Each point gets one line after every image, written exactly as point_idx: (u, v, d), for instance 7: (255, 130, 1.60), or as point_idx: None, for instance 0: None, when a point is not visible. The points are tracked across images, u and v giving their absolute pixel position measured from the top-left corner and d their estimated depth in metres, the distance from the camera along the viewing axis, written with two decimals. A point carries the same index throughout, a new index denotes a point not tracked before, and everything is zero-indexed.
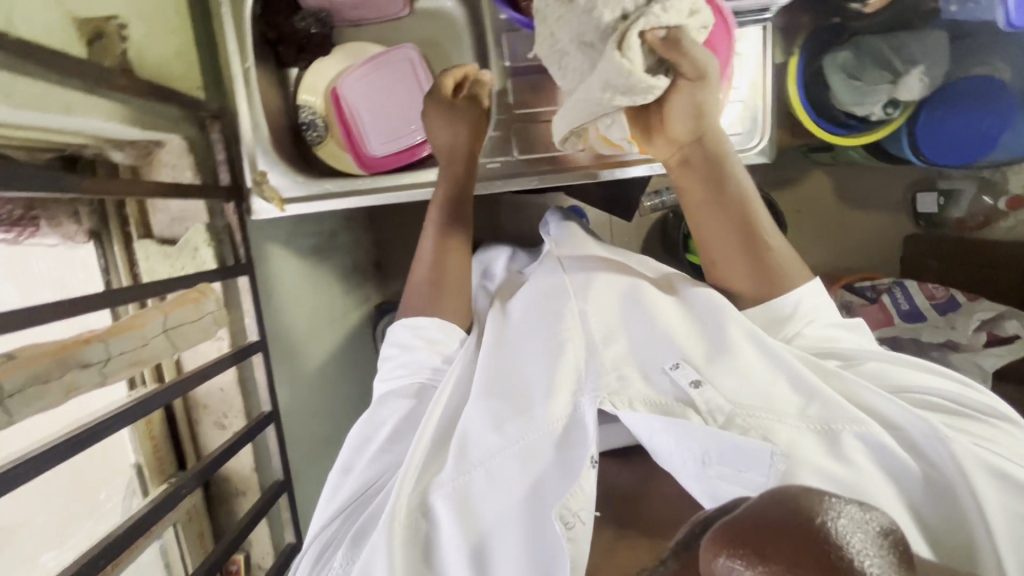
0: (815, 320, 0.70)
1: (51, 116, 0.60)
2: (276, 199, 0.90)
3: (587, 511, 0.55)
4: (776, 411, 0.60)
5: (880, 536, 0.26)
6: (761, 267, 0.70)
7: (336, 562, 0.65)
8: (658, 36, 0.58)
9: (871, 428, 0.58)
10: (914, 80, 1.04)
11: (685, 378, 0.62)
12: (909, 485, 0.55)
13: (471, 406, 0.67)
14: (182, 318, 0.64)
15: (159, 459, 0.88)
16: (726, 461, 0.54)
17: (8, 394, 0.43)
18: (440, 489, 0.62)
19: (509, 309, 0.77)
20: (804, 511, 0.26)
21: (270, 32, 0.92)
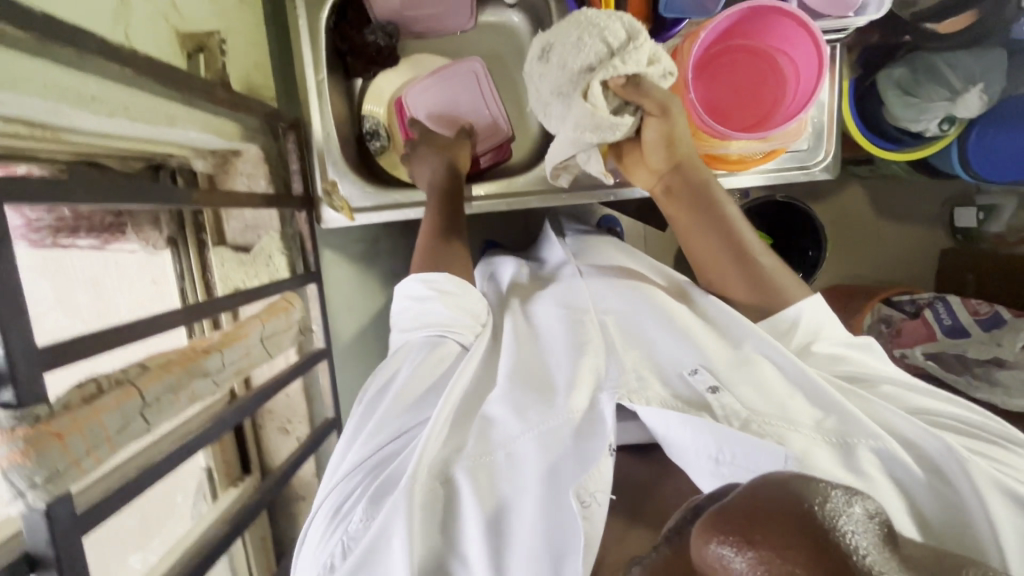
0: (823, 336, 0.66)
1: (158, 128, 0.62)
2: (346, 209, 0.90)
3: (604, 492, 0.50)
4: (793, 420, 0.55)
5: (871, 522, 0.26)
6: (758, 285, 0.69)
7: (356, 516, 0.54)
8: (620, 82, 0.64)
9: (893, 446, 0.52)
10: (976, 97, 0.95)
11: (703, 384, 0.58)
12: (924, 503, 0.50)
13: (495, 394, 0.62)
14: (276, 328, 0.67)
15: (226, 462, 0.90)
16: (739, 458, 0.50)
17: (150, 402, 0.47)
18: (462, 459, 0.55)
19: (533, 312, 0.75)
20: (794, 497, 0.26)
21: (342, 43, 0.92)
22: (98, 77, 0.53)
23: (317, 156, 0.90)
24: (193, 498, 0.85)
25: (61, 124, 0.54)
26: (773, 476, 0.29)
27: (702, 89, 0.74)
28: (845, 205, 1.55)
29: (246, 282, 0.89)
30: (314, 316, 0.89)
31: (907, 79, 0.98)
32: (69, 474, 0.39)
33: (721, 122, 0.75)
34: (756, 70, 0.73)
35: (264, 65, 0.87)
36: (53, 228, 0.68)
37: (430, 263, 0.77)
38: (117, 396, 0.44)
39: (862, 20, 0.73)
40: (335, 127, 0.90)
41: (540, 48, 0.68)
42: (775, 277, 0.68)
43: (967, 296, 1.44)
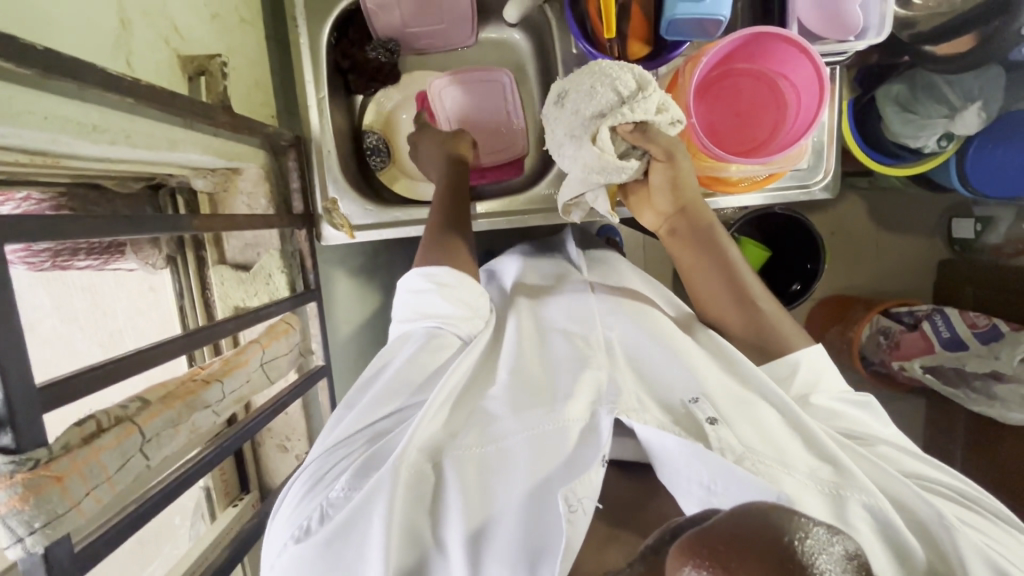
0: (822, 388, 0.67)
1: (159, 152, 0.62)
2: (346, 226, 0.90)
3: (591, 500, 0.49)
4: (787, 463, 0.55)
5: (844, 556, 0.30)
6: (757, 330, 0.69)
7: (339, 484, 0.56)
8: (628, 128, 0.65)
9: (885, 507, 0.52)
10: (972, 114, 0.96)
11: (704, 413, 0.56)
12: (910, 566, 0.50)
13: (497, 386, 0.63)
14: (276, 352, 0.67)
15: (225, 482, 0.89)
16: (732, 493, 0.50)
17: (149, 438, 0.47)
18: (456, 453, 0.56)
19: (543, 311, 0.74)
20: (773, 529, 0.30)
21: (343, 60, 0.91)
22: (100, 106, 0.52)
23: (318, 173, 0.90)
24: (191, 519, 0.86)
25: (61, 152, 0.54)
26: (755, 506, 0.33)
27: (704, 111, 0.74)
28: (844, 217, 1.55)
29: (246, 301, 0.88)
30: (314, 333, 0.88)
31: (906, 95, 0.99)
32: (70, 518, 0.39)
33: (722, 144, 0.75)
34: (757, 94, 0.74)
35: (264, 83, 0.87)
36: (52, 252, 0.70)
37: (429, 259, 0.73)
38: (117, 435, 0.44)
39: (861, 45, 0.73)
40: (335, 144, 0.90)
41: (557, 92, 0.70)
42: (776, 326, 0.68)
43: (964, 308, 1.45)
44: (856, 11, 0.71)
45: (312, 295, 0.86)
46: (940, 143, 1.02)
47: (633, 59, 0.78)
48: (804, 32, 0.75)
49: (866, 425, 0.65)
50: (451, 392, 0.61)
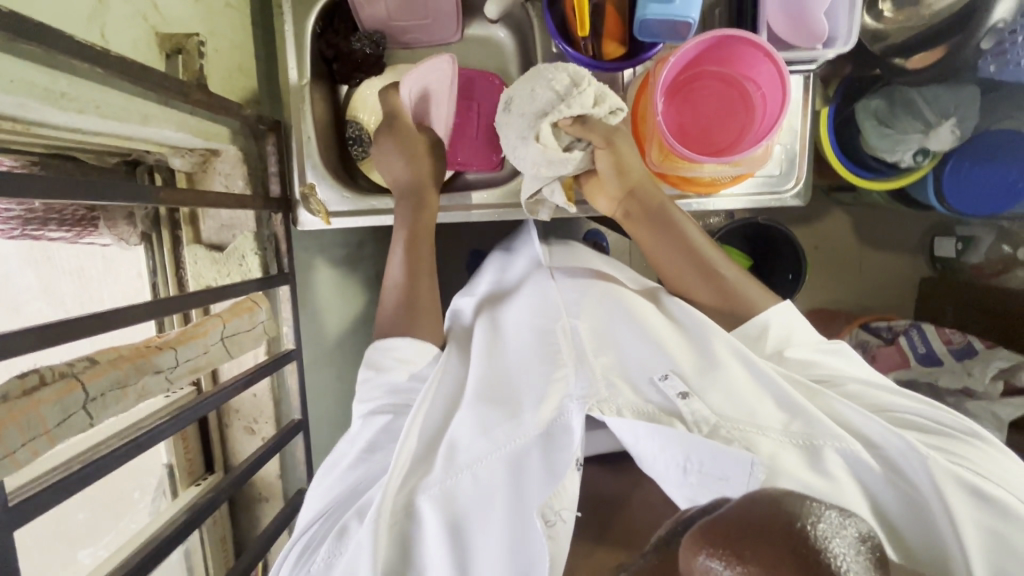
0: (793, 340, 0.68)
1: (130, 126, 0.63)
2: (323, 212, 0.91)
3: (569, 510, 0.53)
4: (758, 423, 0.58)
5: (859, 544, 0.30)
6: (725, 304, 0.71)
7: (320, 554, 0.61)
8: (567, 121, 0.69)
9: (853, 446, 0.56)
10: (947, 132, 0.97)
11: (673, 389, 0.59)
12: (890, 498, 0.54)
13: (464, 409, 0.65)
14: (238, 328, 0.68)
15: (189, 460, 0.89)
16: (708, 466, 0.53)
17: (93, 397, 0.48)
18: (427, 490, 0.59)
19: (500, 318, 0.76)
20: (787, 517, 0.30)
21: (327, 49, 0.93)
22: (67, 74, 0.53)
23: (298, 159, 0.91)
24: (152, 495, 0.86)
25: (30, 118, 0.55)
26: (765, 494, 0.33)
27: (674, 113, 0.76)
28: (826, 230, 1.56)
29: (218, 280, 0.89)
30: (285, 316, 0.89)
31: (884, 110, 1.00)
32: (4, 465, 0.40)
33: (692, 145, 0.76)
34: (727, 98, 0.75)
35: (248, 66, 0.88)
36: (22, 219, 0.70)
37: (394, 314, 0.78)
38: (59, 389, 0.45)
39: (829, 52, 0.75)
40: (315, 131, 0.91)
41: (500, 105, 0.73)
42: (743, 292, 0.70)
43: (944, 325, 1.47)
44: (823, 20, 0.73)
45: (285, 279, 0.86)
46: (917, 159, 1.02)
47: (608, 59, 0.80)
48: (774, 38, 0.77)
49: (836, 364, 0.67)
50: (419, 431, 0.65)
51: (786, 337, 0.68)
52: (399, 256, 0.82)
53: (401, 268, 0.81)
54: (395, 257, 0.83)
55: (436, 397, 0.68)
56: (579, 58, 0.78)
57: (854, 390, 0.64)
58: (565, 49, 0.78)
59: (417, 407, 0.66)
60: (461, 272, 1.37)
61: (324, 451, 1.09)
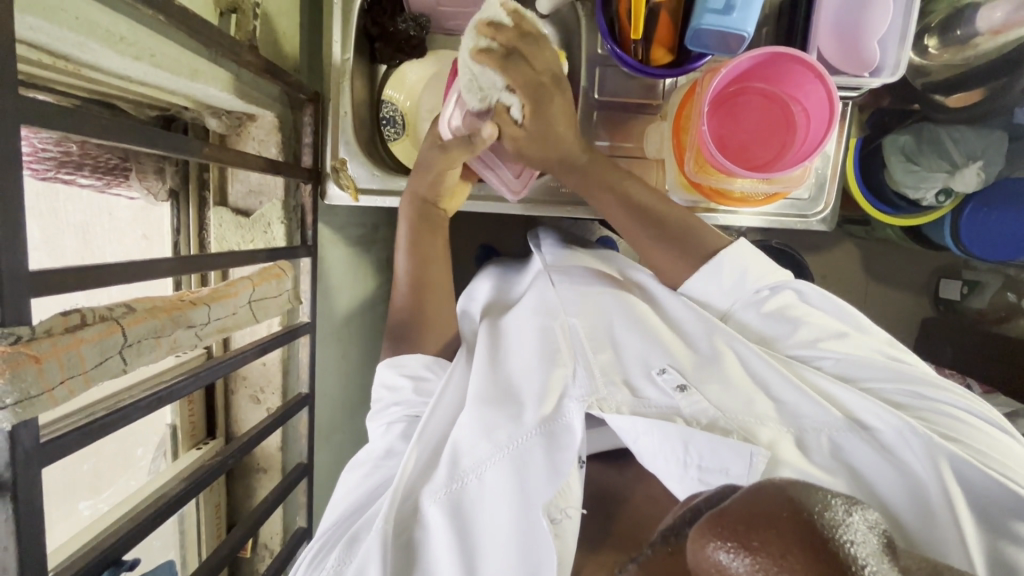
0: (772, 297, 0.71)
1: (180, 79, 0.63)
2: (352, 188, 0.91)
3: (574, 508, 0.56)
4: (759, 415, 0.61)
5: (872, 533, 0.27)
6: (683, 248, 0.74)
7: (329, 563, 0.62)
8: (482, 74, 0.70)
9: (846, 430, 0.60)
10: (972, 175, 0.98)
11: (671, 383, 0.63)
12: (892, 486, 0.56)
13: (467, 412, 0.65)
14: (266, 293, 0.67)
15: (192, 423, 0.88)
16: (708, 460, 0.55)
17: (130, 342, 0.48)
18: (433, 493, 0.62)
19: (501, 324, 0.78)
20: (791, 504, 0.27)
21: (372, 28, 0.93)
22: (129, 19, 0.53)
23: (332, 134, 0.91)
24: (153, 454, 0.86)
25: (84, 60, 0.55)
26: (769, 483, 0.30)
27: (717, 124, 0.76)
28: (836, 261, 1.57)
29: (241, 245, 0.88)
30: (304, 288, 0.88)
31: (912, 147, 1.00)
32: (41, 401, 0.39)
33: (732, 158, 0.77)
34: (770, 114, 0.76)
35: (293, 34, 0.88)
36: (57, 161, 0.70)
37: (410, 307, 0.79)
38: (99, 331, 0.45)
39: (874, 81, 0.76)
40: (352, 107, 0.91)
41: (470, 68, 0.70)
42: (698, 238, 0.74)
43: (941, 366, 1.47)
44: (873, 48, 0.73)
45: (309, 251, 0.86)
46: (938, 199, 1.03)
47: (655, 64, 0.81)
48: (822, 61, 0.77)
49: (831, 324, 0.69)
50: (422, 439, 0.66)
51: (736, 279, 0.72)
52: (403, 250, 0.81)
53: (407, 264, 0.81)
54: (399, 250, 0.82)
55: (445, 397, 0.69)
56: (627, 61, 0.78)
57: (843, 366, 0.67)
58: (614, 49, 0.78)
59: (421, 425, 0.66)
60: (472, 265, 1.37)
61: (324, 429, 1.08)
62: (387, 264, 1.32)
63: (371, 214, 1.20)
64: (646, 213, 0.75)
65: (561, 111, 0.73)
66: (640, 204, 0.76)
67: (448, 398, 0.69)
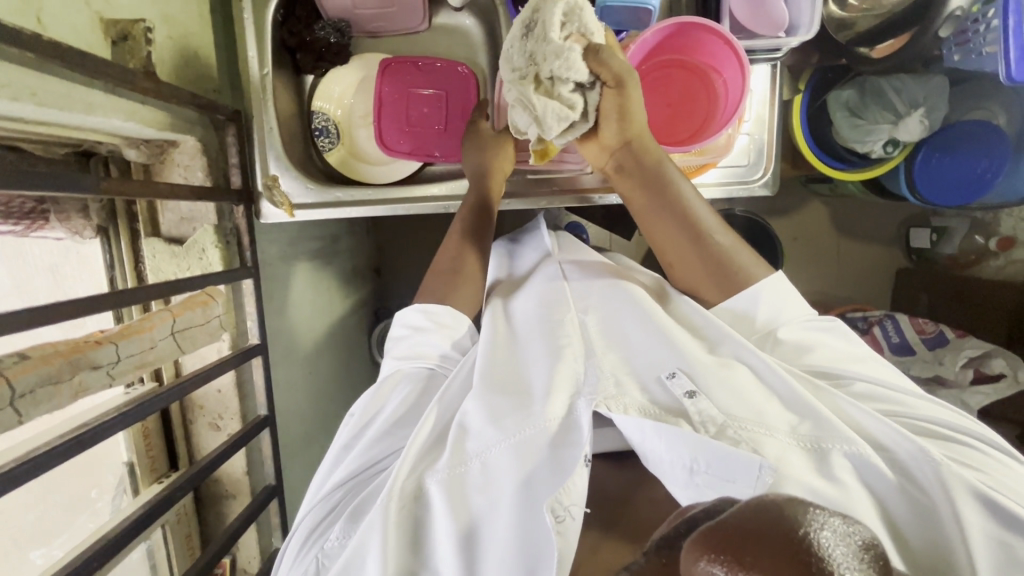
0: (792, 320, 0.68)
1: (74, 114, 0.61)
2: (286, 205, 0.90)
3: (578, 505, 0.53)
4: (768, 426, 0.58)
5: (861, 550, 0.26)
6: (721, 269, 0.70)
7: (332, 535, 0.61)
8: (580, 40, 0.67)
9: (865, 450, 0.55)
10: (915, 122, 0.97)
11: (681, 388, 0.60)
12: (901, 508, 0.53)
13: (473, 397, 0.64)
14: (191, 322, 0.66)
15: (151, 457, 0.88)
16: (716, 468, 0.53)
17: (21, 394, 0.46)
18: (435, 474, 0.59)
19: (511, 310, 0.77)
20: (786, 519, 0.27)
21: (291, 39, 0.92)
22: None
23: (259, 150, 0.90)
24: (113, 493, 0.85)
25: None
26: (770, 496, 0.30)
27: None
28: (803, 222, 1.57)
29: (177, 274, 0.87)
30: (250, 311, 0.88)
31: (855, 100, 1.01)
32: None
33: (659, 137, 0.77)
34: (689, 87, 0.75)
35: (207, 53, 0.86)
36: None
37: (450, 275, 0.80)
38: None
39: (792, 40, 0.74)
40: (278, 122, 0.89)
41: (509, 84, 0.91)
42: (736, 262, 0.70)
43: (917, 314, 1.48)
44: (781, 7, 0.72)
45: (248, 273, 0.85)
46: (887, 151, 1.02)
47: None
48: (736, 27, 0.77)
49: (836, 347, 0.68)
50: (435, 418, 0.65)
51: (775, 313, 0.68)
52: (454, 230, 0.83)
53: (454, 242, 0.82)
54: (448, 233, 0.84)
55: (455, 385, 0.68)
56: None
57: (861, 389, 0.63)
58: None
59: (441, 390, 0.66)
60: None
61: (296, 446, 1.07)
62: (351, 274, 1.30)
63: (324, 226, 1.19)
64: (689, 222, 0.71)
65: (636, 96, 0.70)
66: (697, 222, 0.71)
67: (456, 387, 0.68)
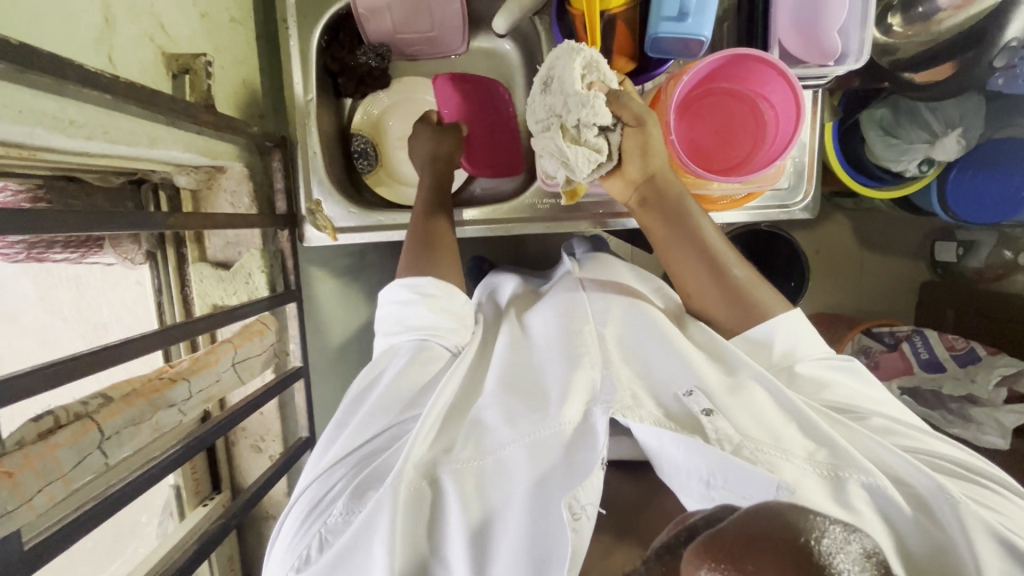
0: (812, 357, 0.67)
1: (138, 149, 0.62)
2: (329, 228, 0.90)
3: (593, 505, 0.51)
4: (785, 449, 0.55)
5: (849, 551, 0.33)
6: (737, 298, 0.69)
7: (336, 509, 0.56)
8: (604, 86, 0.67)
9: (880, 481, 0.53)
10: (953, 142, 0.97)
11: (699, 405, 0.58)
12: (914, 538, 0.51)
13: (491, 399, 0.63)
14: (250, 353, 0.67)
15: (196, 480, 0.89)
16: (731, 483, 0.49)
17: (108, 436, 0.48)
18: (450, 465, 0.57)
19: (528, 326, 0.75)
20: (783, 528, 0.34)
21: (333, 64, 0.92)
22: (77, 101, 0.52)
23: (303, 175, 0.90)
24: (160, 517, 0.86)
25: (38, 146, 0.54)
26: (766, 507, 0.37)
27: (686, 128, 0.76)
28: (829, 238, 1.56)
29: (223, 299, 0.88)
30: (293, 334, 0.88)
31: (889, 119, 1.00)
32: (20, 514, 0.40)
33: (705, 163, 0.76)
34: (739, 116, 0.75)
35: (253, 79, 0.87)
36: (27, 243, 0.69)
37: (415, 262, 0.75)
38: (74, 432, 0.45)
39: (840, 69, 0.75)
40: (321, 145, 0.90)
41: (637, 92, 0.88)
42: (753, 292, 0.69)
43: (943, 331, 1.47)
44: (833, 38, 0.73)
45: (292, 297, 0.86)
46: (921, 169, 1.02)
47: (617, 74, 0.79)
48: (784, 54, 0.77)
49: (852, 385, 0.66)
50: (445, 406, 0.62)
51: (796, 343, 0.67)
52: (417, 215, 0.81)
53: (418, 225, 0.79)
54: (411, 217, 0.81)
55: (465, 390, 0.66)
56: None
57: (879, 425, 0.62)
58: None
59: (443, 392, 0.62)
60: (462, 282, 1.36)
61: None
62: None
63: None
64: (708, 250, 0.70)
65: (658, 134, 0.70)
66: (713, 250, 0.70)
67: (468, 392, 0.66)
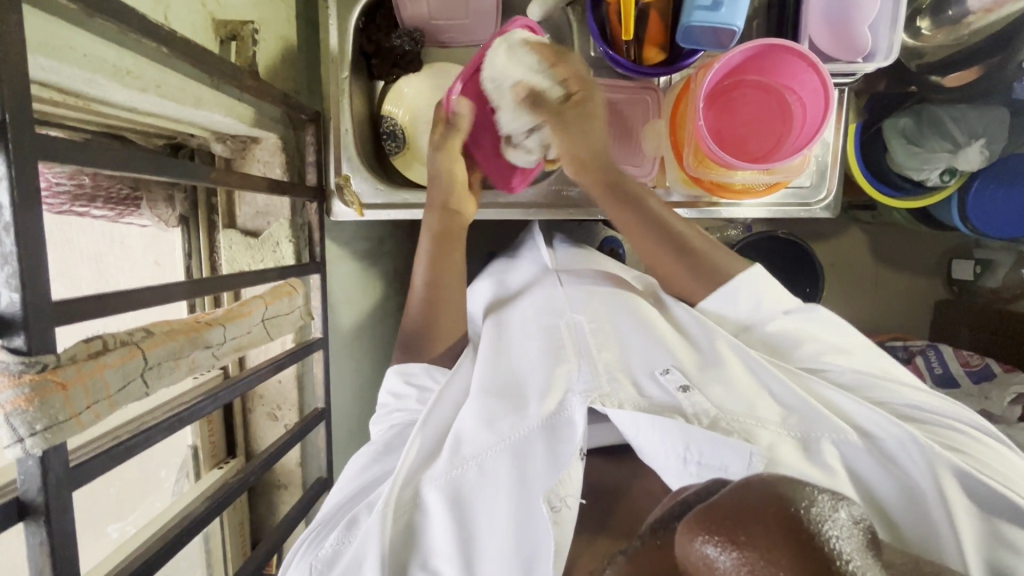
0: (783, 314, 0.69)
1: (185, 108, 0.64)
2: (356, 204, 0.92)
3: (573, 496, 0.52)
4: (758, 416, 0.57)
5: (856, 528, 0.26)
6: (699, 271, 0.72)
7: (328, 542, 0.58)
8: (530, 94, 0.78)
9: (852, 437, 0.56)
10: (976, 152, 0.97)
11: (674, 383, 0.59)
12: (887, 487, 0.54)
13: (471, 401, 0.62)
14: (279, 311, 0.69)
15: (212, 443, 0.91)
16: (707, 456, 0.51)
17: (151, 365, 0.50)
18: (432, 479, 0.57)
19: (504, 317, 0.75)
20: (778, 498, 0.27)
21: (368, 46, 0.94)
22: (134, 53, 0.55)
23: (334, 151, 0.92)
24: (176, 475, 0.88)
25: (94, 95, 0.57)
26: (759, 477, 0.29)
27: (713, 119, 0.77)
28: (846, 249, 1.56)
29: (251, 265, 0.90)
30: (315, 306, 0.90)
31: (911, 129, 0.99)
32: (69, 426, 0.41)
33: (731, 152, 0.78)
34: (766, 107, 0.77)
35: (291, 55, 0.90)
36: (71, 194, 0.72)
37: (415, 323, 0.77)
38: (121, 355, 0.47)
39: (869, 66, 0.76)
40: (352, 122, 0.92)
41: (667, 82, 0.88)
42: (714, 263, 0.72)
43: (958, 347, 1.46)
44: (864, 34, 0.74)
45: (317, 268, 0.87)
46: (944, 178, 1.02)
47: (647, 64, 0.82)
48: (815, 50, 0.78)
49: (819, 335, 0.67)
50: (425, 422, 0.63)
51: (756, 302, 0.69)
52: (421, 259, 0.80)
53: (423, 276, 0.78)
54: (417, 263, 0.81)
55: (450, 395, 0.66)
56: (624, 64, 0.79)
57: (848, 378, 0.64)
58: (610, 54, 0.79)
59: (425, 414, 0.63)
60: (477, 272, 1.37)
61: (341, 443, 1.09)
62: (396, 276, 1.32)
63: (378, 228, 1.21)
64: (671, 233, 0.73)
65: (592, 126, 0.77)
66: (675, 232, 0.73)
67: (450, 398, 0.66)
